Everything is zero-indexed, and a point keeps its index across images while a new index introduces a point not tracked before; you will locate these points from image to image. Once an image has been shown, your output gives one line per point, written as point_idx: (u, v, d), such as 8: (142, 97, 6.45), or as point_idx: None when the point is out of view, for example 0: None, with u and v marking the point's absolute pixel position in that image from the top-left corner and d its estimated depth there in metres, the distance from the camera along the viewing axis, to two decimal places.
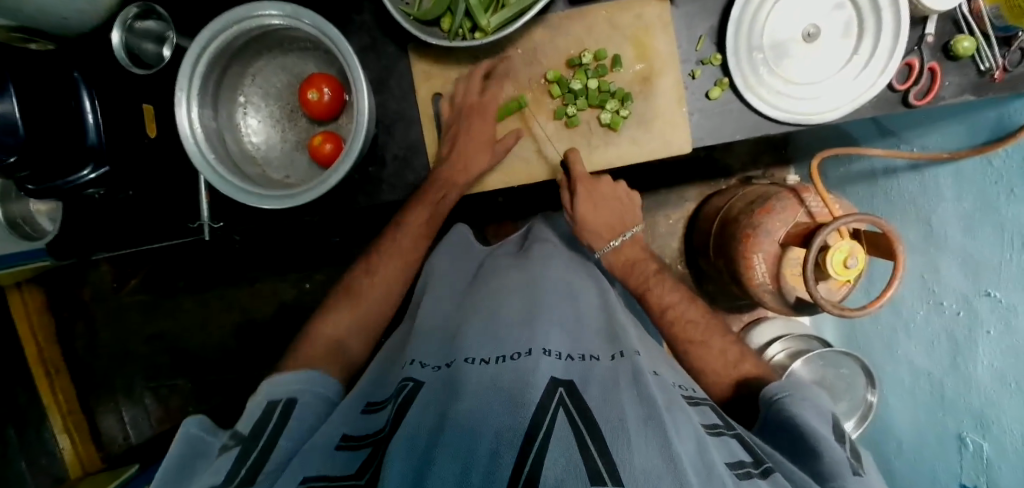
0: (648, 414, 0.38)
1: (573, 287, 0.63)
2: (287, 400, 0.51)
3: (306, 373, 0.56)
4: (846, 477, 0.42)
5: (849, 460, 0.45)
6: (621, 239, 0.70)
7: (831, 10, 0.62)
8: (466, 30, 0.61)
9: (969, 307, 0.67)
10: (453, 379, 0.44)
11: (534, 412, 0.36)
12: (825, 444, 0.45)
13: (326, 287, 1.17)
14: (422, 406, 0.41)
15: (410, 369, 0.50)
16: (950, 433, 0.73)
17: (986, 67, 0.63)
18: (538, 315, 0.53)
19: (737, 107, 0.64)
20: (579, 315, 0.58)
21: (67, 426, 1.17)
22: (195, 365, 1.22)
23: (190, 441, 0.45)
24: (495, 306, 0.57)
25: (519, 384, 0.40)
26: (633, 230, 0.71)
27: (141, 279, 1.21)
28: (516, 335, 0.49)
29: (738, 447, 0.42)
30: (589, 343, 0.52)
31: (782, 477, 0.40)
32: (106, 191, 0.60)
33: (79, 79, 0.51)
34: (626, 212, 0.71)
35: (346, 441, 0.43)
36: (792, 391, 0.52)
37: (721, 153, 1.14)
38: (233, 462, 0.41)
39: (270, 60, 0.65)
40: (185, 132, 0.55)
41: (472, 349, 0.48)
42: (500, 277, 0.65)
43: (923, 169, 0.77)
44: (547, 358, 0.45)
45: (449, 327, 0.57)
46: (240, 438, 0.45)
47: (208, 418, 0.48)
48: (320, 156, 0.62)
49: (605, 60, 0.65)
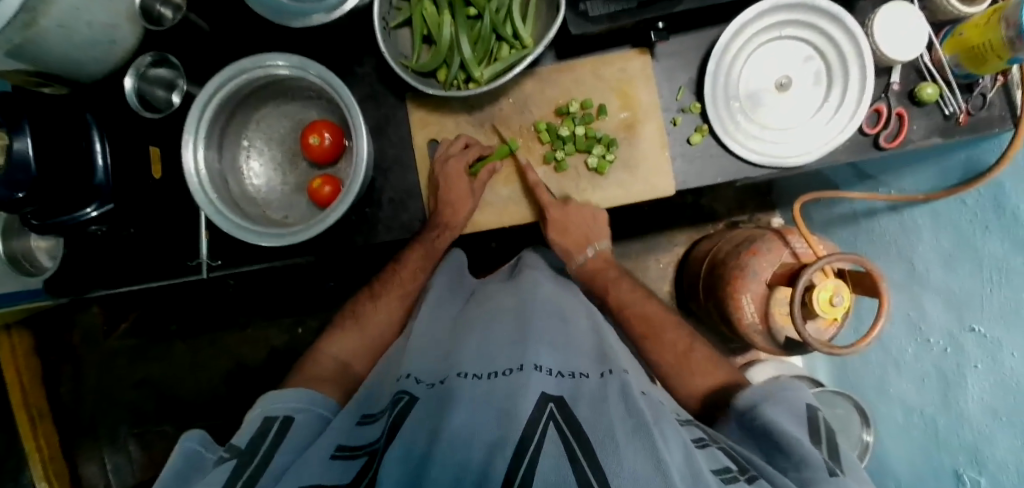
0: (636, 425, 0.39)
1: (562, 308, 0.64)
2: (284, 417, 0.51)
3: (299, 391, 0.56)
4: (821, 477, 0.39)
5: (828, 461, 0.41)
6: (588, 252, 0.73)
7: (802, 61, 0.67)
8: (460, 80, 0.65)
9: (956, 343, 0.68)
10: (446, 393, 0.44)
11: (523, 427, 0.37)
12: (799, 447, 0.42)
13: (319, 332, 1.17)
14: (418, 422, 0.41)
15: (404, 383, 0.50)
16: (948, 470, 0.71)
17: (950, 111, 0.67)
18: (528, 335, 0.54)
19: (717, 152, 0.67)
20: (570, 335, 0.59)
21: (47, 473, 1.11)
22: (182, 411, 1.19)
23: (187, 456, 0.45)
24: (484, 328, 0.57)
25: (508, 397, 0.41)
26: (600, 246, 0.73)
27: (133, 323, 1.21)
28: (507, 353, 0.50)
29: (724, 456, 0.42)
30: (579, 361, 0.53)
31: (767, 483, 0.39)
32: (108, 228, 0.61)
33: (91, 121, 0.54)
34: (594, 231, 0.71)
35: (340, 452, 0.43)
36: (766, 397, 0.51)
37: (707, 200, 1.18)
38: (231, 472, 0.41)
39: (274, 108, 0.68)
40: (190, 173, 0.57)
41: (466, 365, 0.49)
42: (492, 299, 0.66)
43: (902, 209, 0.80)
44: (539, 373, 0.46)
45: (442, 346, 0.58)
46: (236, 451, 0.45)
47: (207, 435, 0.48)
48: (318, 198, 0.64)
49: (591, 109, 0.69)
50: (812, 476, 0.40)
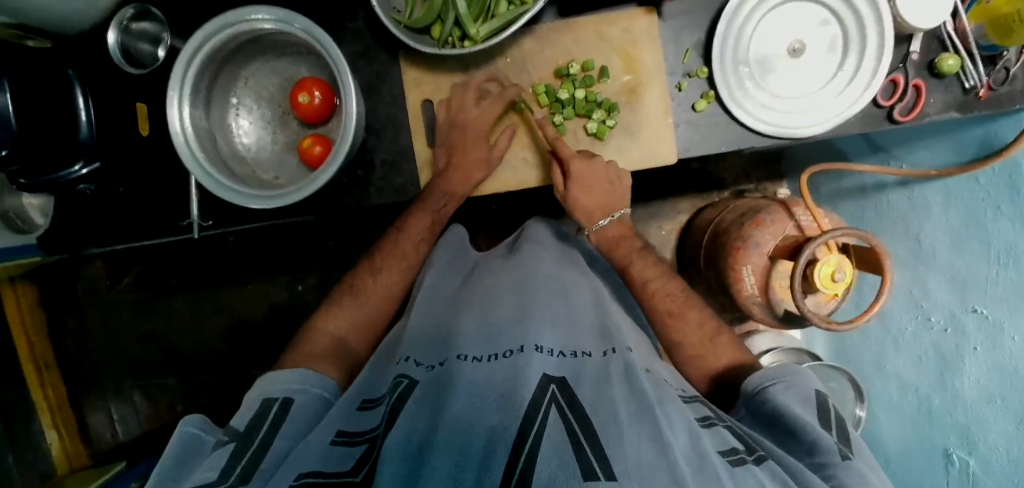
0: (640, 407, 0.39)
1: (564, 283, 0.64)
2: (284, 399, 0.51)
3: (299, 371, 0.56)
4: (836, 464, 0.40)
5: (839, 445, 0.43)
6: (610, 218, 0.70)
7: (817, 26, 0.63)
8: (455, 38, 0.62)
9: (957, 323, 0.67)
10: (446, 379, 0.44)
11: (526, 409, 0.37)
12: (811, 430, 0.43)
13: (319, 290, 1.18)
14: (417, 408, 0.41)
15: (404, 367, 0.51)
16: (938, 448, 0.72)
17: (970, 85, 0.63)
18: (529, 316, 0.53)
19: (722, 120, 0.65)
20: (571, 312, 0.58)
21: (56, 422, 1.18)
22: (185, 365, 1.22)
23: (188, 439, 0.45)
24: (487, 306, 0.57)
25: (508, 380, 0.41)
26: (621, 212, 0.70)
27: (134, 277, 1.22)
28: (509, 334, 0.50)
29: (730, 436, 0.42)
30: (581, 338, 0.53)
31: (776, 465, 0.39)
32: (97, 187, 0.60)
33: (73, 75, 0.52)
34: (617, 195, 0.68)
35: (340, 438, 0.43)
36: (777, 379, 0.51)
37: (714, 167, 1.15)
38: (228, 458, 0.41)
39: (263, 64, 0.66)
40: (176, 131, 0.56)
41: (465, 348, 0.49)
42: (493, 275, 0.65)
43: (912, 184, 0.77)
44: (539, 355, 0.45)
45: (442, 325, 0.58)
46: (235, 434, 0.45)
47: (208, 418, 0.48)
48: (309, 158, 0.63)
49: (592, 71, 0.67)
50: (827, 463, 0.41)
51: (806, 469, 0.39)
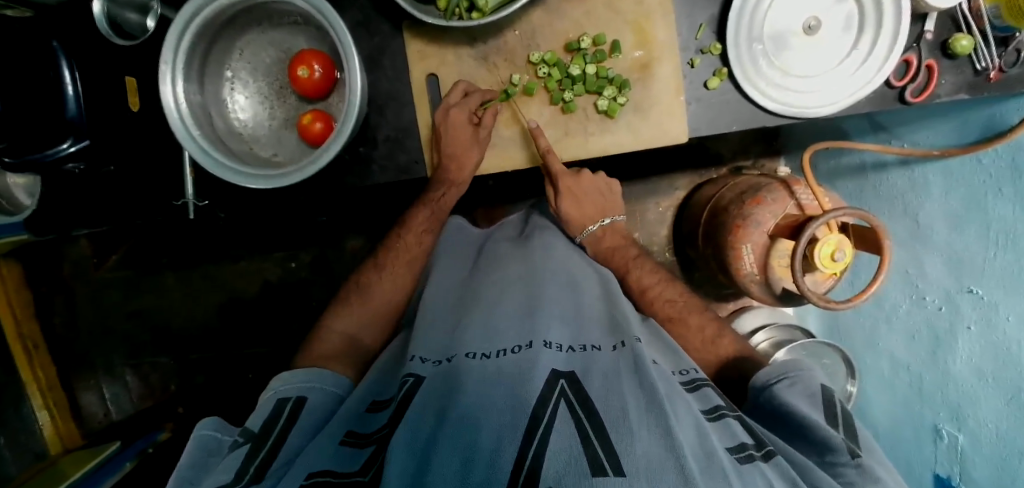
0: (649, 400, 0.38)
1: (573, 275, 0.63)
2: (297, 398, 0.50)
3: (308, 371, 0.55)
4: (846, 463, 0.40)
5: (848, 441, 0.42)
6: (600, 224, 0.75)
7: (832, 4, 0.61)
8: (462, 9, 0.58)
9: (952, 303, 0.68)
10: (452, 374, 0.45)
11: (534, 407, 0.37)
12: (818, 430, 0.43)
13: (313, 267, 1.16)
14: (425, 400, 0.42)
15: (410, 365, 0.50)
16: (928, 423, 0.75)
17: (981, 66, 0.62)
18: (540, 309, 0.54)
19: (733, 98, 0.64)
20: (580, 303, 0.58)
21: (47, 403, 1.16)
22: (177, 343, 1.21)
23: (204, 440, 0.45)
24: (495, 299, 0.57)
25: (518, 377, 0.41)
26: (613, 218, 0.76)
27: (122, 255, 1.19)
28: (517, 328, 0.50)
29: (739, 429, 0.42)
30: (592, 332, 0.52)
31: (785, 460, 0.39)
32: (87, 166, 0.57)
33: (59, 49, 0.49)
34: (608, 203, 0.76)
35: (350, 438, 0.43)
36: (783, 377, 0.50)
37: (712, 142, 1.14)
38: (243, 459, 0.41)
39: (259, 34, 0.63)
40: (170, 108, 0.53)
41: (473, 343, 0.49)
42: (503, 266, 0.65)
43: (912, 165, 0.78)
44: (548, 350, 0.46)
45: (450, 319, 0.58)
46: (250, 435, 0.44)
47: (222, 419, 0.48)
48: (309, 135, 0.60)
49: (603, 45, 0.65)
50: (835, 461, 0.41)
51: (814, 466, 0.39)
